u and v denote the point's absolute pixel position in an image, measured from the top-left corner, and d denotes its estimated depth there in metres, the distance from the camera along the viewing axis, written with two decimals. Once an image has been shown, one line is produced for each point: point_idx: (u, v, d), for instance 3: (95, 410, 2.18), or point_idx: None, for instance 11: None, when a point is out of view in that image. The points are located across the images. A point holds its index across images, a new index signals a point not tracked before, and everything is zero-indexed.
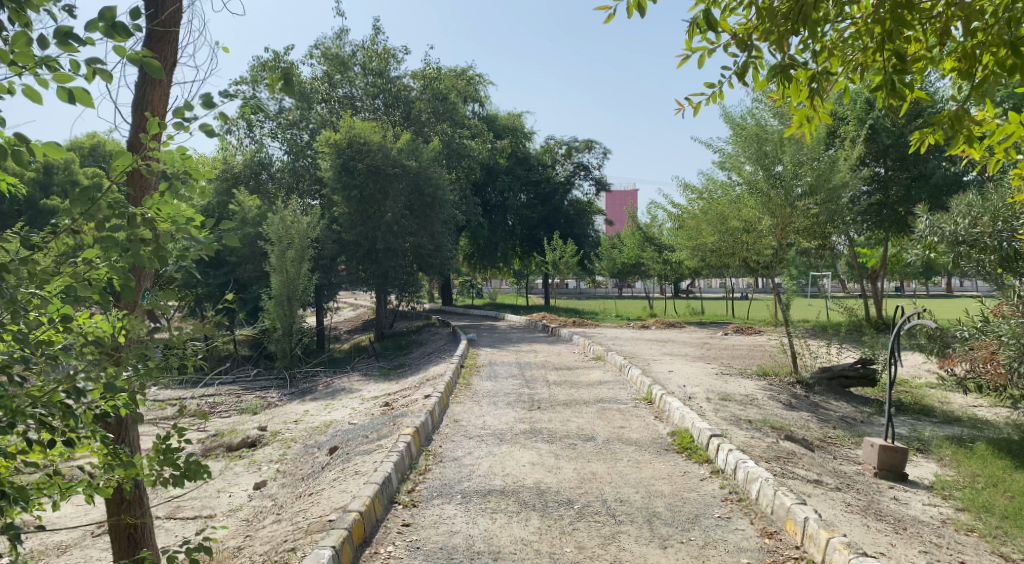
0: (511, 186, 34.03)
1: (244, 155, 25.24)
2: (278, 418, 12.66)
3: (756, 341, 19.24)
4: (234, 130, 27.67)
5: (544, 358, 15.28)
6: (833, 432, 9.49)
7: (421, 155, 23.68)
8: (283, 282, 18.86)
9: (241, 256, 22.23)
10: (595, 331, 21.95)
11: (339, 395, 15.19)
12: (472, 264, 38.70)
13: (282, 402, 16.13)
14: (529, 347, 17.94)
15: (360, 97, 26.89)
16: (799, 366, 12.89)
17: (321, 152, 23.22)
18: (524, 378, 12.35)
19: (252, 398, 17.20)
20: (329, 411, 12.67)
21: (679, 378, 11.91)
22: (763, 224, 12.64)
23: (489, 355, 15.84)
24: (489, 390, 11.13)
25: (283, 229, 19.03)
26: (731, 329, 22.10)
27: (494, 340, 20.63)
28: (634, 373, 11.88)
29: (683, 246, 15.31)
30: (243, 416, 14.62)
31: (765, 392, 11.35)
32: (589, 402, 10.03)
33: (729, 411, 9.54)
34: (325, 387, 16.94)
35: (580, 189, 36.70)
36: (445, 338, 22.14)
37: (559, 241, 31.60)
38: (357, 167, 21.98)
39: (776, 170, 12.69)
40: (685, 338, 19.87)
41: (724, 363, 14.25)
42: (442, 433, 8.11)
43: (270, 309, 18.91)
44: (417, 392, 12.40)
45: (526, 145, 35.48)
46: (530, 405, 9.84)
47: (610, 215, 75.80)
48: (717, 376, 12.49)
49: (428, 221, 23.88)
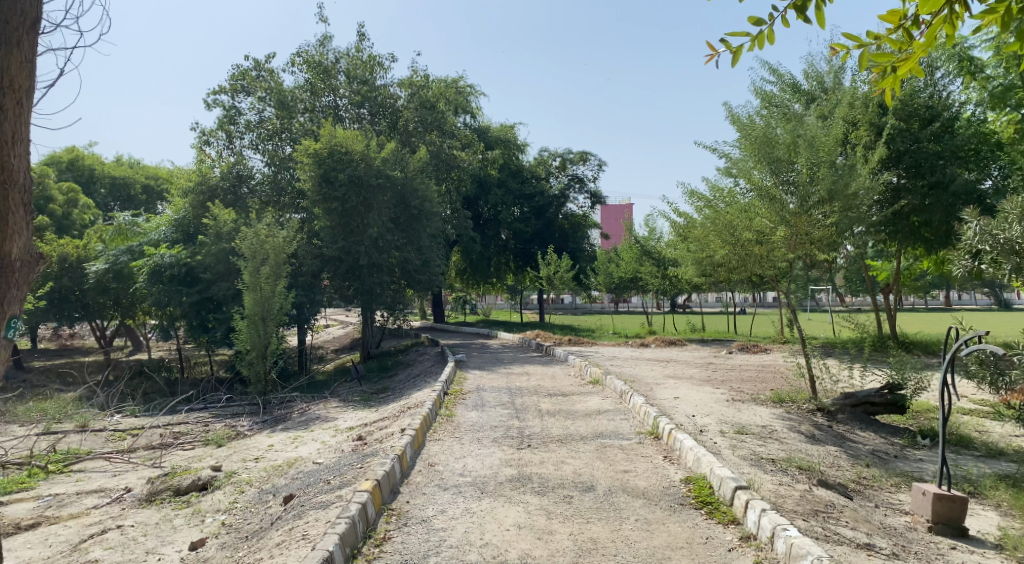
0: (503, 200, 32.87)
1: (221, 167, 23.98)
2: (239, 454, 11.37)
3: (764, 361, 17.97)
4: (213, 141, 26.44)
5: (536, 383, 14.01)
6: (868, 472, 8.24)
7: (407, 165, 22.48)
8: (257, 300, 17.59)
9: (215, 273, 21.00)
10: (592, 350, 20.69)
11: (314, 425, 13.89)
12: (464, 279, 37.46)
13: (252, 432, 14.83)
14: (520, 368, 16.69)
15: (344, 106, 25.72)
16: (818, 391, 11.63)
17: (300, 162, 21.99)
18: (515, 408, 11.08)
19: (222, 427, 15.91)
20: (298, 446, 11.38)
21: (685, 406, 10.68)
22: (775, 235, 11.39)
23: (477, 380, 14.57)
24: (475, 422, 9.86)
25: (257, 244, 17.79)
26: (736, 347, 20.89)
27: (485, 360, 19.37)
28: (636, 401, 10.62)
29: (683, 259, 14.00)
30: (207, 450, 13.32)
31: (783, 422, 10.11)
32: (586, 438, 8.78)
33: (748, 448, 8.28)
34: (301, 415, 15.64)
35: (575, 202, 35.55)
36: (432, 359, 20.87)
37: (554, 255, 30.42)
38: (338, 177, 20.80)
39: (790, 174, 11.46)
40: (687, 358, 18.63)
41: (732, 388, 13.01)
42: (412, 484, 6.84)
43: (243, 329, 17.61)
44: (394, 424, 11.11)
45: (519, 157, 34.38)
46: (520, 442, 8.55)
47: (606, 228, 74.64)
48: (726, 403, 11.24)
49: (415, 235, 22.69)
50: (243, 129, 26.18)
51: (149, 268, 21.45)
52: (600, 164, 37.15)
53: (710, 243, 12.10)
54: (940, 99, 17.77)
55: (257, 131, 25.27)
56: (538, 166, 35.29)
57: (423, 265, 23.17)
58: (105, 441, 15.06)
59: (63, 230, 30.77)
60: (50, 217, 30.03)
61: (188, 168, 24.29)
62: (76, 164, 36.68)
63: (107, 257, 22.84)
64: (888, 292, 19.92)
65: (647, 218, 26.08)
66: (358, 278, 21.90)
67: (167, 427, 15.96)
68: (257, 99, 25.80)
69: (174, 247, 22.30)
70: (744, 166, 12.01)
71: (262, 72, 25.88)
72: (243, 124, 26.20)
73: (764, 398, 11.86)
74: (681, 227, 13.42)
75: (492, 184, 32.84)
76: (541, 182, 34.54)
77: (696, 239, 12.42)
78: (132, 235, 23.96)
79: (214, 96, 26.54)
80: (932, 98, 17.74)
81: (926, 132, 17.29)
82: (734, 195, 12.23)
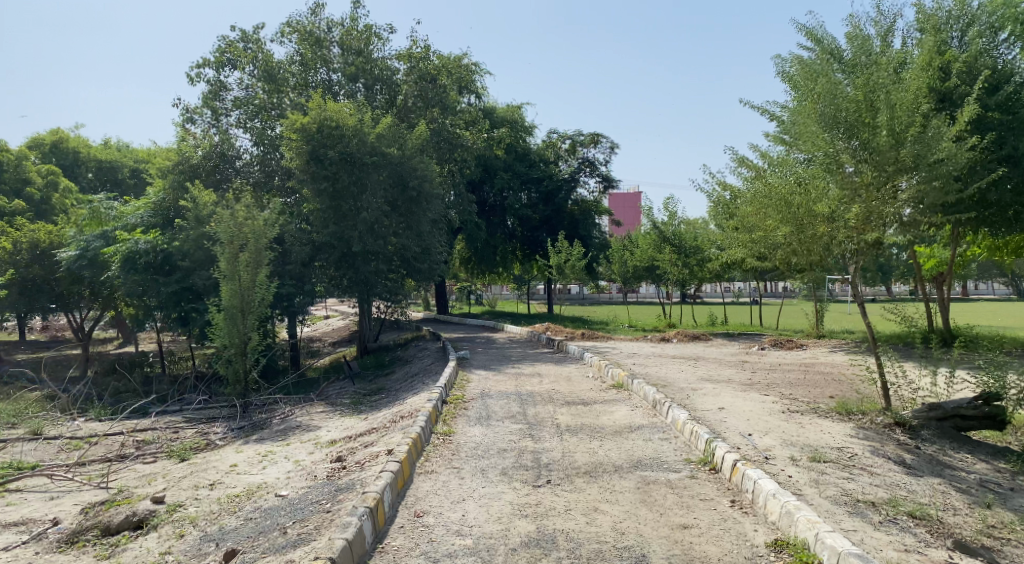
0: (510, 184, 30.92)
1: (204, 144, 22.02)
2: (196, 475, 9.47)
3: (804, 359, 15.95)
4: (198, 119, 24.46)
5: (550, 388, 12.02)
6: (995, 516, 6.29)
7: (404, 143, 20.38)
8: (236, 291, 15.66)
9: (194, 261, 19.05)
10: (609, 346, 18.74)
11: (292, 436, 11.98)
12: (469, 269, 35.54)
13: (224, 441, 12.95)
14: (531, 369, 14.73)
15: (338, 81, 23.67)
16: (894, 401, 9.64)
17: (286, 139, 19.95)
18: (527, 423, 9.08)
19: (193, 435, 14.00)
20: (265, 466, 9.42)
21: (737, 421, 8.73)
22: (848, 213, 9.49)
23: (481, 383, 12.59)
24: (478, 444, 7.89)
25: (233, 228, 15.79)
26: (768, 343, 18.89)
27: (491, 358, 17.44)
28: (677, 416, 8.65)
29: (727, 236, 12.12)
30: (169, 463, 11.43)
31: (861, 443, 8.15)
32: (621, 469, 6.84)
33: (834, 486, 6.36)
34: (281, 422, 13.71)
35: (585, 188, 33.42)
36: (433, 355, 18.95)
37: (564, 241, 28.40)
38: (328, 155, 18.82)
39: (864, 138, 9.45)
40: (717, 356, 16.61)
41: (782, 394, 11.04)
42: (391, 552, 4.94)
43: (219, 324, 15.64)
44: (382, 441, 9.17)
45: (526, 139, 32.33)
46: (537, 477, 6.58)
47: (617, 215, 72.44)
48: (785, 417, 9.28)
49: (414, 220, 20.74)
50: (230, 107, 24.25)
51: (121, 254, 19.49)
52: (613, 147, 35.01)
53: (765, 219, 10.20)
54: (1006, 63, 15.50)
55: (245, 108, 23.29)
56: (546, 149, 33.16)
57: (424, 252, 21.24)
58: (57, 451, 13.13)
59: (42, 215, 28.82)
60: (27, 201, 28.06)
61: (168, 147, 22.35)
62: (59, 146, 35.07)
63: (78, 242, 20.86)
64: (940, 283, 17.85)
65: (665, 201, 23.94)
66: (352, 266, 19.99)
67: (131, 435, 14.08)
68: (245, 73, 23.80)
69: (150, 232, 20.34)
70: (804, 128, 10.04)
71: (250, 43, 23.82)
72: (231, 101, 24.26)
73: (826, 409, 9.90)
74: (728, 199, 11.55)
75: (498, 167, 31.04)
76: (550, 166, 32.48)
77: (747, 217, 10.50)
78: (106, 220, 21.90)
79: (199, 70, 24.56)
80: (997, 61, 15.48)
81: (993, 99, 15.05)
82: (794, 163, 10.32)
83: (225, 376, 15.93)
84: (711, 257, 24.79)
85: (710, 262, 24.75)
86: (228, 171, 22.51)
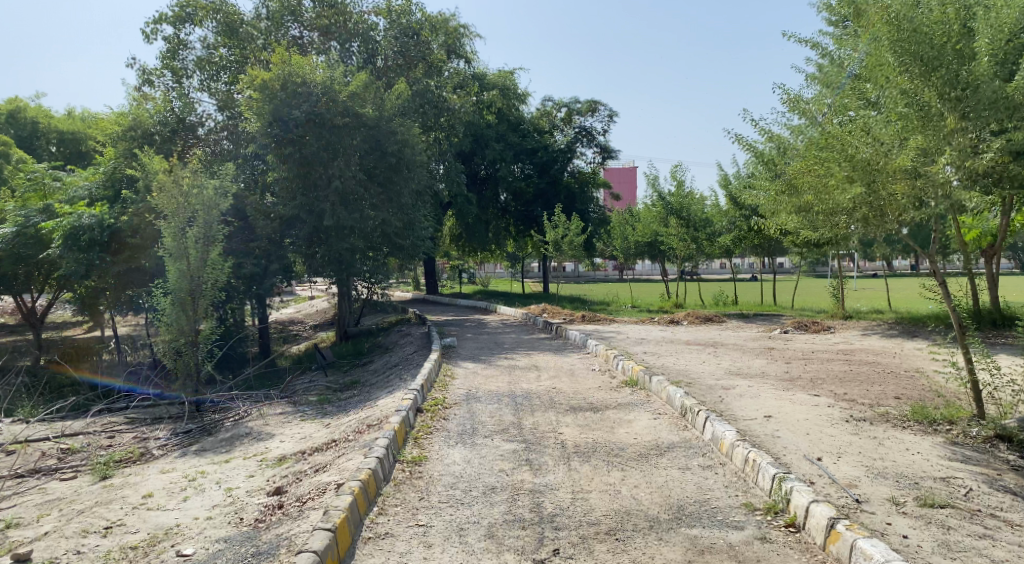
0: (502, 155, 28.66)
1: (159, 108, 19.76)
2: (97, 508, 7.36)
3: (839, 346, 13.87)
4: (156, 82, 22.11)
5: (550, 389, 9.95)
6: None
7: (382, 104, 18.09)
8: (183, 272, 13.47)
9: (145, 237, 16.86)
10: (614, 331, 16.72)
11: (239, 447, 9.90)
12: (459, 246, 33.40)
13: (163, 450, 10.88)
14: (526, 360, 12.69)
15: (311, 39, 21.21)
16: (986, 408, 7.54)
17: (247, 99, 17.65)
18: (523, 441, 6.98)
19: (131, 441, 11.91)
20: (185, 497, 7.32)
21: (797, 442, 6.63)
22: (934, 166, 7.14)
23: (467, 381, 10.52)
24: (459, 481, 5.80)
25: (178, 198, 13.49)
26: (791, 325, 16.87)
27: (481, 345, 15.44)
28: (723, 434, 6.53)
29: (780, 209, 9.98)
30: (85, 483, 9.36)
31: (967, 469, 6.10)
32: (658, 526, 4.79)
33: (975, 555, 4.35)
34: (232, 425, 11.62)
35: (582, 158, 31.23)
36: (416, 343, 16.81)
37: (561, 216, 26.23)
38: (293, 116, 16.67)
39: (956, 68, 7.23)
40: (737, 343, 14.54)
41: (835, 394, 8.93)
42: None
43: (163, 310, 13.45)
44: (337, 466, 7.07)
45: (520, 108, 30.10)
46: (540, 545, 4.56)
47: (616, 189, 70.26)
48: (853, 431, 7.13)
49: (394, 191, 18.51)
50: (192, 68, 21.97)
51: (62, 231, 17.21)
52: (611, 115, 32.82)
53: (823, 179, 7.90)
54: None
55: (207, 69, 21.04)
56: (541, 118, 30.94)
57: (406, 226, 19.01)
58: None
59: None
60: None
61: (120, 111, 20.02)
62: (16, 115, 33.00)
63: (15, 217, 18.55)
64: (988, 256, 15.81)
65: (673, 170, 21.80)
66: (324, 243, 17.81)
67: (57, 441, 11.97)
68: (206, 28, 21.45)
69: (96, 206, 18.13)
70: (871, 62, 7.88)
71: None
72: (192, 61, 21.96)
73: (898, 415, 7.80)
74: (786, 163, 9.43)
75: (490, 137, 28.46)
76: (544, 136, 30.33)
77: (800, 178, 8.20)
78: (50, 192, 19.66)
79: (155, 26, 22.18)
80: None
81: None
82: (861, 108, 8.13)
83: (173, 370, 13.73)
84: (722, 231, 22.69)
85: (721, 236, 22.63)
86: (186, 137, 20.19)
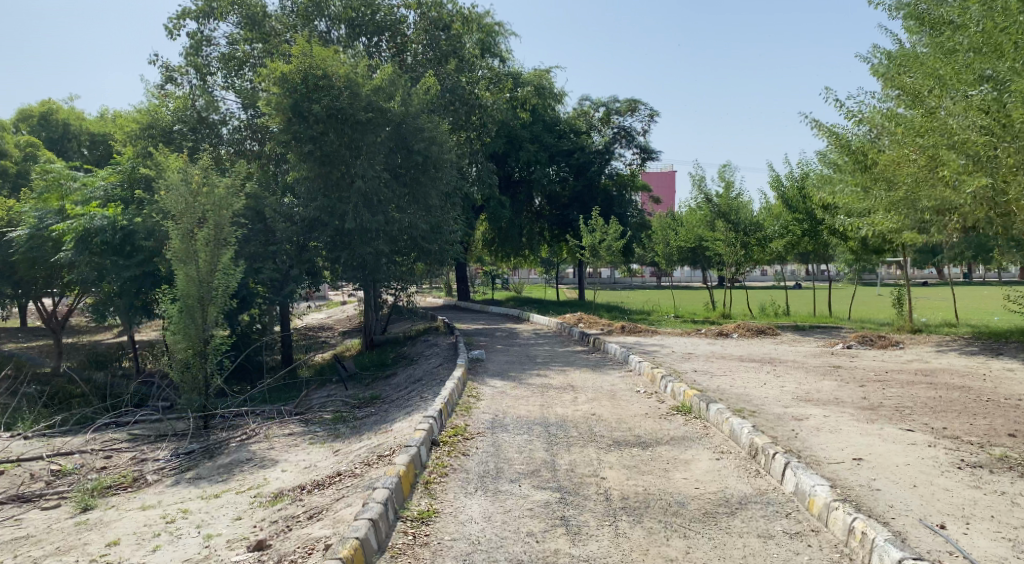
0: (537, 157, 27.37)
1: (179, 104, 18.93)
2: (53, 557, 6.26)
3: (914, 365, 12.32)
4: (180, 80, 21.31)
5: (588, 415, 8.63)
6: None
7: (410, 99, 16.97)
8: (191, 277, 12.37)
9: (158, 240, 15.96)
10: (657, 344, 15.32)
11: (236, 476, 8.78)
12: (492, 251, 32.23)
13: (158, 475, 9.83)
14: (561, 378, 11.40)
15: (338, 36, 20.21)
16: None
17: (266, 94, 16.63)
18: (557, 491, 5.69)
19: (128, 461, 10.89)
20: (156, 546, 6.20)
21: (905, 499, 5.27)
22: None
23: (494, 404, 9.26)
24: (474, 552, 4.58)
25: (186, 198, 12.47)
26: (854, 339, 15.32)
27: (513, 358, 14.17)
28: (814, 490, 5.20)
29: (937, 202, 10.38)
30: (63, 515, 8.32)
31: None
32: None
33: None
34: (236, 447, 10.54)
35: (621, 159, 29.81)
36: (442, 354, 15.64)
37: (599, 219, 24.85)
38: (313, 110, 15.61)
39: None
40: (797, 360, 13.07)
41: (932, 429, 7.46)
42: None
43: (170, 319, 12.36)
44: (333, 517, 5.83)
45: (556, 108, 28.80)
46: None
47: (656, 191, 68.40)
48: (974, 483, 5.70)
49: (421, 192, 17.40)
50: (215, 63, 21.07)
51: (74, 233, 16.42)
52: (652, 114, 31.39)
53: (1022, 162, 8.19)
54: None
55: (231, 66, 20.18)
56: (577, 119, 29.57)
57: (433, 228, 17.84)
58: None
59: (18, 190, 26.08)
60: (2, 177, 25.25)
61: (139, 108, 19.22)
62: (49, 117, 32.73)
63: (29, 219, 17.83)
64: None
65: (720, 170, 20.32)
66: (347, 247, 16.76)
67: (48, 461, 10.99)
68: (229, 23, 20.60)
69: (110, 207, 17.29)
70: None
71: None
72: (216, 57, 21.07)
73: (1019, 459, 6.34)
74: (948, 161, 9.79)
75: (524, 139, 27.12)
76: (581, 137, 29.00)
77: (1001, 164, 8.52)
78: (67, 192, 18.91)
79: (179, 22, 21.38)
80: None
81: None
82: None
83: (181, 383, 12.65)
84: (772, 236, 21.14)
85: (772, 241, 21.07)
86: (207, 137, 19.25)
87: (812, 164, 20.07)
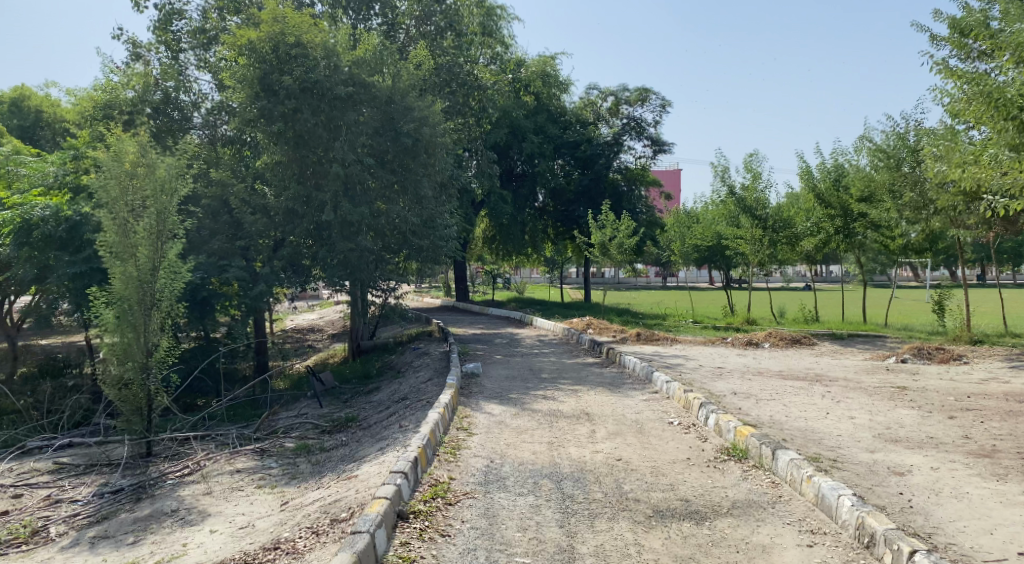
0: (543, 149, 25.27)
1: (139, 81, 16.79)
2: None
3: (997, 387, 10.20)
4: (148, 57, 19.20)
5: (612, 460, 6.56)
6: None
7: (398, 76, 14.85)
8: (129, 275, 10.24)
9: None
10: (681, 356, 13.23)
11: (154, 536, 6.74)
12: (493, 249, 30.16)
13: (64, 524, 7.80)
14: (572, 400, 9.34)
15: (322, 10, 17.93)
16: None
17: (231, 68, 14.49)
18: None
19: (38, 503, 8.81)
20: None
21: None
22: None
23: (489, 442, 7.18)
24: None
25: (121, 181, 10.41)
26: (909, 352, 13.23)
27: (514, 372, 12.11)
28: None
29: None
30: None
31: None
32: None
33: None
34: (171, 487, 8.52)
35: (631, 153, 27.76)
36: (432, 366, 13.57)
37: (609, 214, 22.74)
38: (283, 83, 13.58)
39: None
40: (851, 378, 10.97)
41: None
42: None
43: (103, 325, 10.21)
44: None
45: (562, 97, 26.73)
46: None
47: (665, 188, 65.86)
48: None
49: (411, 181, 15.24)
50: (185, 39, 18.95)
51: (11, 225, 14.33)
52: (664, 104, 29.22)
53: None
54: None
55: (203, 42, 18.08)
56: (584, 108, 27.52)
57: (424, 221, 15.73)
58: None
59: None
60: None
61: (95, 85, 17.09)
62: (21, 102, 30.68)
63: None
64: None
65: (747, 161, 18.17)
66: (327, 242, 14.68)
67: None
68: None
69: (56, 196, 15.20)
70: None
71: None
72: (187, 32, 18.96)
73: None
74: None
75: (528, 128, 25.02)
76: (588, 128, 27.00)
77: None
78: (14, 178, 16.74)
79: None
80: None
81: None
82: None
83: (118, 402, 10.52)
84: (804, 234, 19.01)
85: (804, 239, 18.94)
86: (176, 119, 17.18)
87: (849, 154, 17.97)
